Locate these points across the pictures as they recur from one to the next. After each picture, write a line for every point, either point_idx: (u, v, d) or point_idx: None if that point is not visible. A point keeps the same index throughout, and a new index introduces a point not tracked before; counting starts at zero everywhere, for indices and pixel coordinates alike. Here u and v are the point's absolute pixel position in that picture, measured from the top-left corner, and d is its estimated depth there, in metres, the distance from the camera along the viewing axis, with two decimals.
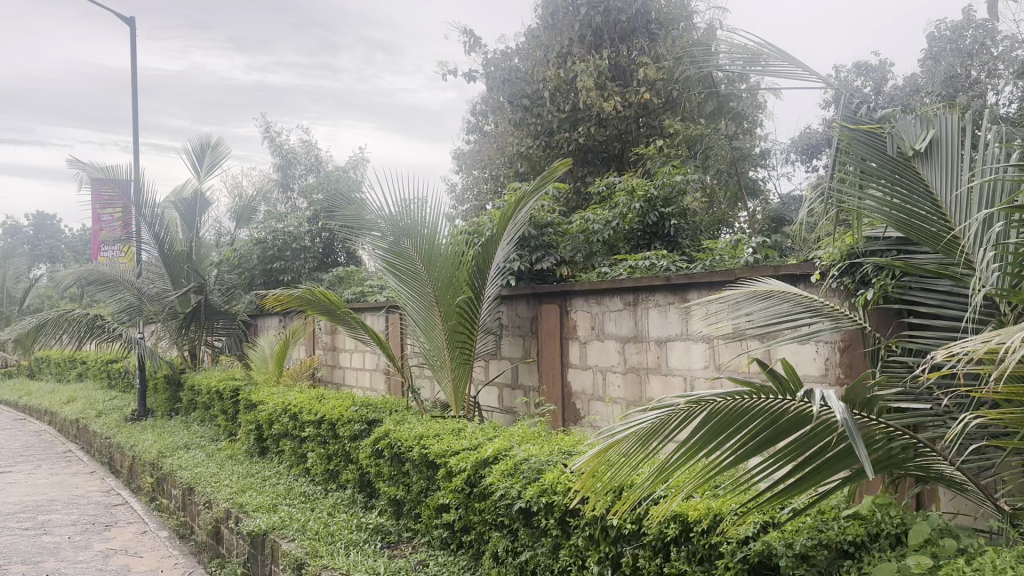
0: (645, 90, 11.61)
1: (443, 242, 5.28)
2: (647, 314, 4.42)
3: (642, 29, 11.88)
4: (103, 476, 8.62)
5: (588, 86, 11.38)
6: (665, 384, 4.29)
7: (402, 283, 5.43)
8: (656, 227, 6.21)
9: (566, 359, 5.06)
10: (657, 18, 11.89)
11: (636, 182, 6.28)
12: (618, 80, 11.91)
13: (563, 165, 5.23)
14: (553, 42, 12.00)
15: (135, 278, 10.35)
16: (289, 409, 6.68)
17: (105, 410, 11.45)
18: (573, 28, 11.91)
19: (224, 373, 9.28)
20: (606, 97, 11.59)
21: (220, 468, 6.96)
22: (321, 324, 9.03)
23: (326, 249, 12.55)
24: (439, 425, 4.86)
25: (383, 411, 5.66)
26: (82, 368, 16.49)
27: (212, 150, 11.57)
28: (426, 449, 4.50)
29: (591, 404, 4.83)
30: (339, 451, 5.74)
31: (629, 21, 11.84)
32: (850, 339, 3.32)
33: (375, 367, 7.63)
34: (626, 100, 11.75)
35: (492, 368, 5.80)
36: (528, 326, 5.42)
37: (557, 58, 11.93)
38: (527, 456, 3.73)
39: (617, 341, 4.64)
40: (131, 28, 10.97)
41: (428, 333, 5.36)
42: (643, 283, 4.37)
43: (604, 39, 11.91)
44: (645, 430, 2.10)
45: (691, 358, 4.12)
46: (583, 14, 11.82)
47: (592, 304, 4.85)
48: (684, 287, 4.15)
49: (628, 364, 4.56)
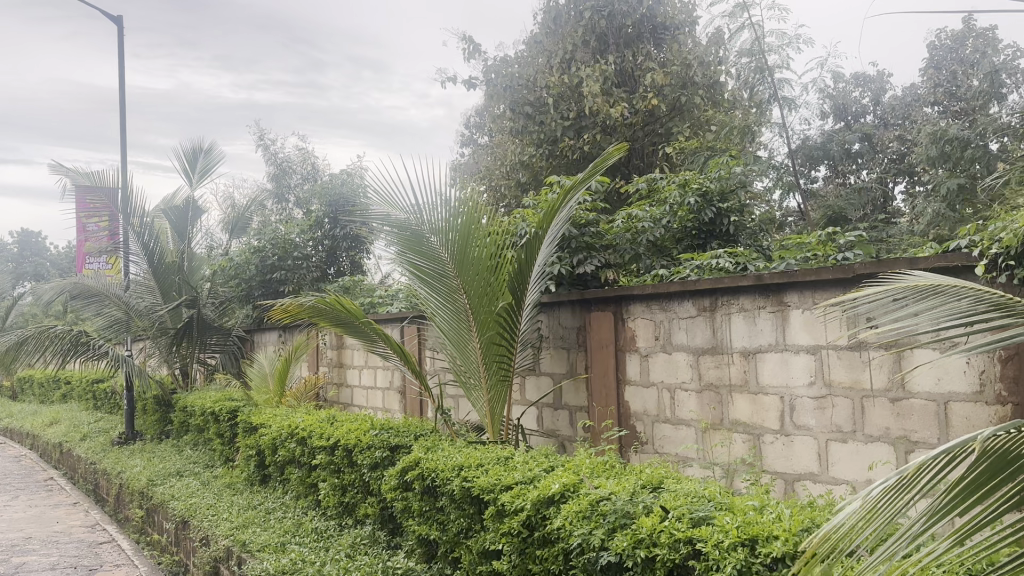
0: (654, 96, 10.91)
1: (479, 244, 4.58)
2: (729, 321, 3.77)
3: (648, 34, 11.36)
4: (87, 507, 7.85)
5: (595, 92, 10.72)
6: (756, 404, 3.62)
7: (431, 289, 4.77)
8: (714, 225, 5.48)
9: (623, 375, 4.37)
10: (663, 22, 11.35)
11: (688, 175, 5.59)
12: (623, 86, 11.28)
13: (617, 151, 4.49)
14: (556, 48, 11.43)
15: (122, 291, 9.50)
16: (296, 433, 5.95)
17: (91, 433, 10.69)
18: (574, 32, 11.33)
19: (219, 393, 8.55)
20: (613, 103, 10.95)
21: (218, 499, 6.23)
22: (326, 338, 8.36)
23: (328, 259, 11.89)
24: (481, 453, 4.13)
25: (408, 435, 4.95)
26: (65, 389, 15.70)
27: (204, 155, 10.87)
28: (468, 481, 3.78)
29: (656, 427, 4.15)
30: (356, 481, 5.02)
31: (635, 26, 11.30)
32: (1016, 349, 2.72)
33: (389, 385, 6.95)
34: (633, 107, 11.07)
35: (531, 386, 5.11)
36: (574, 338, 4.74)
37: (561, 64, 11.36)
38: (607, 494, 3.01)
39: (689, 354, 3.97)
40: (118, 29, 10.31)
41: (460, 346, 4.71)
42: (726, 283, 3.71)
43: (609, 44, 11.31)
44: (893, 482, 1.42)
45: (792, 372, 3.49)
46: (585, 18, 11.26)
47: (654, 310, 4.19)
48: (783, 288, 3.51)
49: (704, 380, 3.89)
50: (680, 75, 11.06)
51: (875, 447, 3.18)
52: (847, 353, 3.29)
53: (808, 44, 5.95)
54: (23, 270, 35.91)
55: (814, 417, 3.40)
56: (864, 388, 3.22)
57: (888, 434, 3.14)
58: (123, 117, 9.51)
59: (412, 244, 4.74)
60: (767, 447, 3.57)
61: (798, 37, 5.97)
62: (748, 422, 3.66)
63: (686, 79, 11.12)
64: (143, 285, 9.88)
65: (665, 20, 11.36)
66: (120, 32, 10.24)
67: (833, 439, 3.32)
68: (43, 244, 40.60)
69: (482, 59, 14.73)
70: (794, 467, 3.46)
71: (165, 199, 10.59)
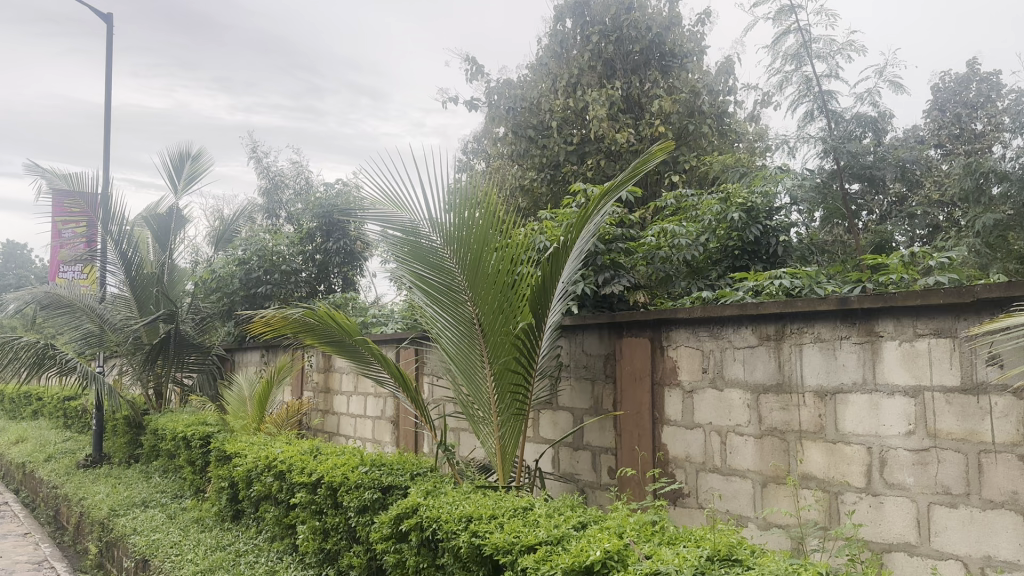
0: (661, 124, 10.23)
1: (495, 255, 3.91)
2: (800, 353, 3.14)
3: (656, 62, 10.80)
4: (39, 539, 7.07)
5: (600, 116, 10.11)
6: (834, 457, 2.98)
7: (438, 307, 4.10)
8: (758, 244, 4.82)
9: (660, 414, 3.71)
10: (671, 50, 10.78)
11: (731, 188, 4.95)
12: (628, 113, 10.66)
13: (661, 151, 3.84)
14: (562, 71, 10.93)
15: (97, 304, 8.87)
16: (273, 467, 5.26)
17: (57, 454, 9.91)
18: (580, 56, 10.81)
19: (193, 416, 7.84)
20: (619, 129, 10.35)
21: (182, 536, 5.52)
22: (312, 360, 7.68)
23: (319, 276, 11.26)
24: (494, 501, 3.44)
25: (403, 474, 4.26)
26: (36, 407, 14.89)
27: (192, 161, 10.20)
28: (478, 537, 3.08)
29: (701, 477, 3.48)
30: (340, 526, 4.31)
31: (642, 52, 10.74)
32: None
33: (380, 414, 6.29)
34: (639, 134, 10.46)
35: (547, 423, 4.44)
36: (600, 368, 4.09)
37: (566, 87, 10.81)
38: (669, 568, 2.31)
39: (746, 392, 3.33)
40: (109, 27, 9.72)
41: (469, 374, 4.06)
42: (798, 307, 3.10)
43: (615, 70, 10.77)
44: None
45: (883, 418, 2.86)
46: (591, 43, 10.76)
47: (702, 337, 3.55)
48: (873, 315, 2.92)
49: (764, 424, 3.24)
50: (687, 103, 10.47)
51: (996, 515, 2.53)
52: (958, 397, 2.65)
53: (858, 52, 5.29)
54: (6, 280, 34.86)
55: (912, 474, 2.75)
56: (982, 441, 2.58)
57: (1016, 501, 2.49)
58: (107, 117, 8.86)
59: (418, 254, 4.09)
60: (847, 508, 2.93)
61: (846, 45, 5.34)
62: (823, 477, 3.01)
63: (693, 108, 10.55)
64: (120, 299, 9.15)
65: (673, 48, 10.79)
66: (110, 30, 9.64)
67: (937, 502, 2.68)
68: (26, 257, 39.67)
69: (485, 82, 14.25)
70: (884, 535, 2.81)
71: (148, 207, 9.92)
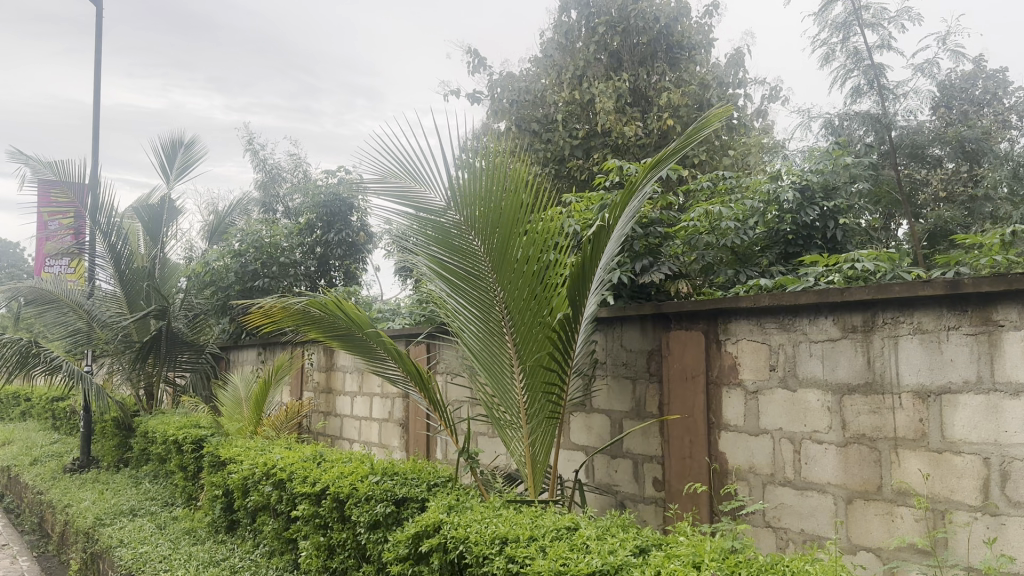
0: (669, 117, 9.68)
1: (525, 236, 3.40)
2: (895, 347, 2.67)
3: (663, 52, 10.27)
4: (18, 552, 6.56)
5: (607, 108, 9.56)
6: (940, 470, 2.51)
7: (459, 296, 3.61)
8: (813, 227, 4.38)
9: (716, 417, 3.25)
10: (680, 39, 10.28)
11: (783, 166, 4.51)
12: (636, 106, 10.11)
13: (714, 117, 3.35)
14: (566, 62, 10.42)
15: (84, 299, 8.31)
16: (271, 475, 4.78)
17: (43, 457, 9.38)
18: (585, 48, 10.32)
19: (184, 417, 7.36)
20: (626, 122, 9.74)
21: (173, 549, 5.03)
22: (313, 359, 7.21)
23: (319, 269, 10.81)
24: (531, 520, 2.95)
25: (420, 485, 3.78)
26: (24, 408, 14.37)
27: (184, 150, 9.70)
28: (515, 564, 2.60)
29: (769, 492, 3.01)
30: (348, 542, 3.83)
31: (649, 43, 10.25)
32: None
33: (387, 416, 5.83)
34: (647, 128, 9.83)
35: (581, 427, 3.97)
36: (644, 365, 3.62)
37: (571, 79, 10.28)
38: None
39: (826, 393, 2.86)
40: (96, 10, 9.19)
41: (494, 371, 3.59)
42: (894, 293, 2.63)
43: (622, 61, 10.26)
44: None
45: (1004, 424, 2.38)
46: (598, 33, 10.28)
47: (770, 329, 3.09)
48: (989, 302, 2.45)
49: (849, 430, 2.78)
50: (697, 96, 9.96)
51: None
52: None
53: (915, 19, 4.83)
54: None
55: None
56: None
57: None
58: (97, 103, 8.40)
59: (438, 236, 3.58)
60: (959, 531, 2.45)
61: (902, 11, 4.87)
62: (928, 493, 2.54)
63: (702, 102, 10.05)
64: (109, 296, 8.65)
65: (681, 38, 10.29)
66: (97, 14, 9.13)
67: None
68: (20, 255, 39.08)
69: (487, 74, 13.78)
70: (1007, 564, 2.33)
71: (139, 198, 9.40)
